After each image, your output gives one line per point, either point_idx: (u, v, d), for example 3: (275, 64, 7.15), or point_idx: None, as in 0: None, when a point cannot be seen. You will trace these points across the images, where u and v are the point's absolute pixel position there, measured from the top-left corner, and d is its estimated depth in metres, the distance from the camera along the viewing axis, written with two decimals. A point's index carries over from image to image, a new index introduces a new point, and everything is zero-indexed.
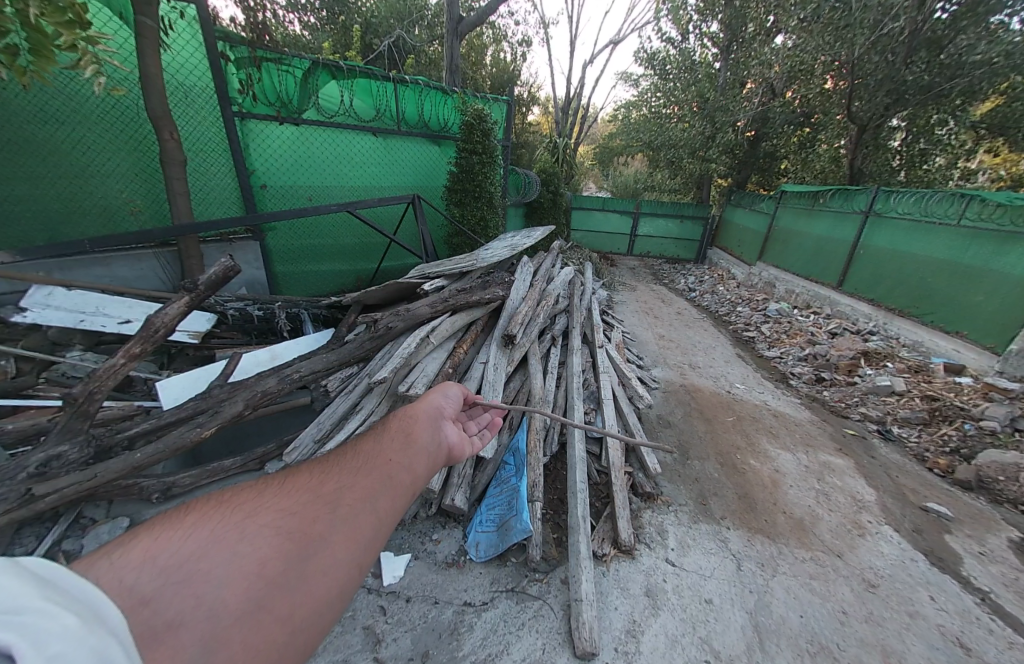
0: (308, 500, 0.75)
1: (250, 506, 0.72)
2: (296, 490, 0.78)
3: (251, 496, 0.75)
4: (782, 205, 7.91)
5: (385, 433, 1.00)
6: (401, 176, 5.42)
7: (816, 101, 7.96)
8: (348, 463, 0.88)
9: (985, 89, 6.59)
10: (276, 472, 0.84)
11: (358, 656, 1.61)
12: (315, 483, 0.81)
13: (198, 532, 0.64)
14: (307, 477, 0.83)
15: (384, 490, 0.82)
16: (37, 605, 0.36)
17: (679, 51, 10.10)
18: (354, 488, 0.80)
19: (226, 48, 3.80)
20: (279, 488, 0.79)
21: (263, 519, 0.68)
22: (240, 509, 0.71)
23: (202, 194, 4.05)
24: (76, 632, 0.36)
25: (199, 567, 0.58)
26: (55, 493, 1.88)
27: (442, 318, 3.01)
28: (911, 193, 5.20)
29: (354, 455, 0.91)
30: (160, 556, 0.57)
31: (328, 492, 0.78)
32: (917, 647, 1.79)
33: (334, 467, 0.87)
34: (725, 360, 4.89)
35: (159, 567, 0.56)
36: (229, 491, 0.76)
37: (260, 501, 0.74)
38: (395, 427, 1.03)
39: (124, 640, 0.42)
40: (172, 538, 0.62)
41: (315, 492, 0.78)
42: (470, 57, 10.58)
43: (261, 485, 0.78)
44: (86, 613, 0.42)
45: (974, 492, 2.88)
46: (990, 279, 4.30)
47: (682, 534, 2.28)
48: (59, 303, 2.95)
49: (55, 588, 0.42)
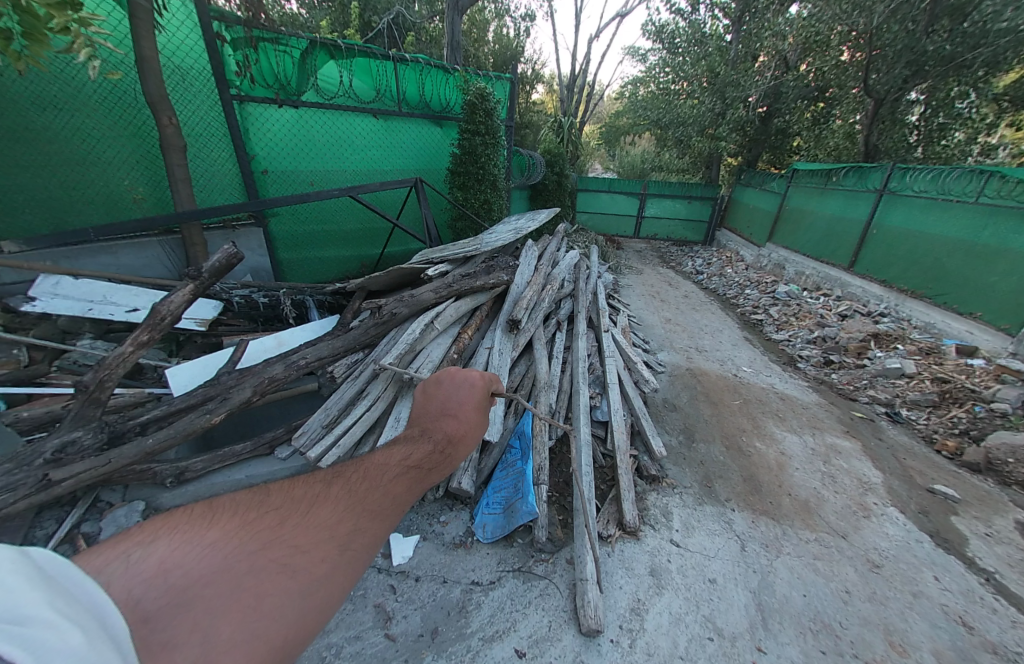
0: (321, 537, 0.67)
1: (268, 525, 0.67)
2: (316, 520, 0.70)
3: (273, 520, 0.68)
4: (794, 184, 7.69)
5: (418, 478, 0.88)
6: (403, 160, 5.31)
7: (830, 74, 7.67)
8: (375, 498, 0.78)
9: (1010, 59, 6.26)
10: (304, 491, 0.77)
11: (370, 632, 1.67)
12: (336, 517, 0.72)
13: (211, 551, 0.58)
14: (330, 505, 0.74)
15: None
16: (43, 615, 0.36)
17: (689, 23, 9.70)
18: (369, 534, 0.71)
19: (222, 28, 3.70)
20: (302, 515, 0.71)
21: (276, 549, 0.62)
22: (259, 532, 0.64)
23: (204, 180, 4.00)
24: (80, 649, 0.35)
25: (203, 592, 0.52)
26: (71, 479, 1.93)
27: (447, 303, 2.99)
28: (928, 170, 5.02)
29: (382, 489, 0.81)
30: (172, 569, 0.53)
31: (343, 532, 0.70)
32: (919, 626, 1.81)
33: (360, 496, 0.78)
34: (732, 343, 4.85)
35: (169, 585, 0.52)
36: (252, 506, 0.71)
37: (279, 521, 0.68)
38: (429, 471, 0.92)
39: (125, 649, 0.41)
40: (186, 552, 0.56)
41: (332, 528, 0.69)
42: (472, 34, 10.27)
43: (284, 502, 0.73)
44: (85, 620, 0.41)
45: (982, 474, 2.87)
46: (1006, 259, 4.19)
47: (687, 516, 2.30)
48: (68, 292, 2.98)
49: (53, 588, 0.41)
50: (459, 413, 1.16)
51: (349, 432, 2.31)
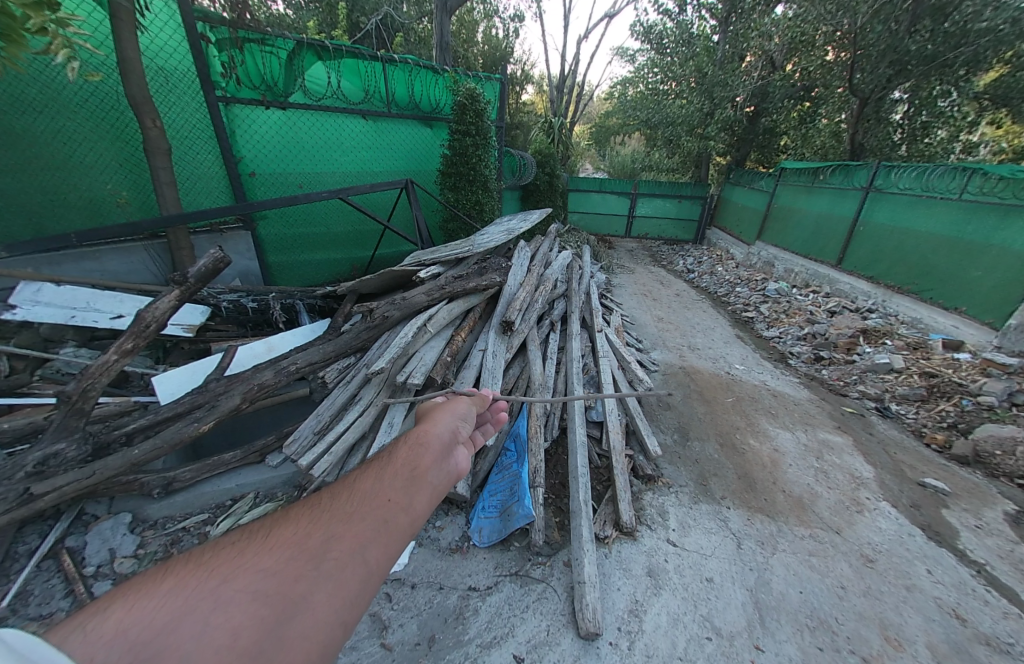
0: (291, 555, 0.66)
1: (231, 566, 0.63)
2: (281, 543, 0.69)
3: (233, 556, 0.65)
4: (782, 182, 7.79)
5: (385, 467, 0.90)
6: (394, 161, 5.27)
7: (816, 74, 7.76)
8: (342, 506, 0.79)
9: (989, 58, 6.43)
10: (265, 522, 0.74)
11: (365, 642, 1.63)
12: (304, 533, 0.71)
13: (173, 599, 0.54)
14: (295, 525, 0.73)
15: (380, 533, 0.73)
16: None
17: (677, 24, 9.77)
18: (345, 536, 0.70)
19: (206, 29, 3.63)
20: (264, 543, 0.69)
21: (239, 582, 0.60)
22: (220, 571, 0.62)
23: (190, 183, 3.93)
24: None
25: (169, 639, 0.48)
26: (54, 492, 1.86)
27: (439, 306, 2.96)
28: (913, 167, 5.11)
29: (350, 496, 0.82)
30: (131, 626, 0.48)
31: (313, 544, 0.69)
32: (914, 620, 1.82)
33: (328, 510, 0.77)
34: (724, 341, 4.89)
35: (129, 640, 0.46)
36: (209, 549, 0.66)
37: (241, 560, 0.65)
38: (395, 459, 0.93)
39: None
40: (139, 611, 0.51)
41: (299, 544, 0.68)
42: (461, 34, 10.25)
43: (246, 539, 0.69)
44: None
45: (971, 467, 2.91)
46: (990, 254, 4.27)
47: (683, 515, 2.30)
48: (49, 298, 2.88)
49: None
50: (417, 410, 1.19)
51: (342, 439, 2.25)
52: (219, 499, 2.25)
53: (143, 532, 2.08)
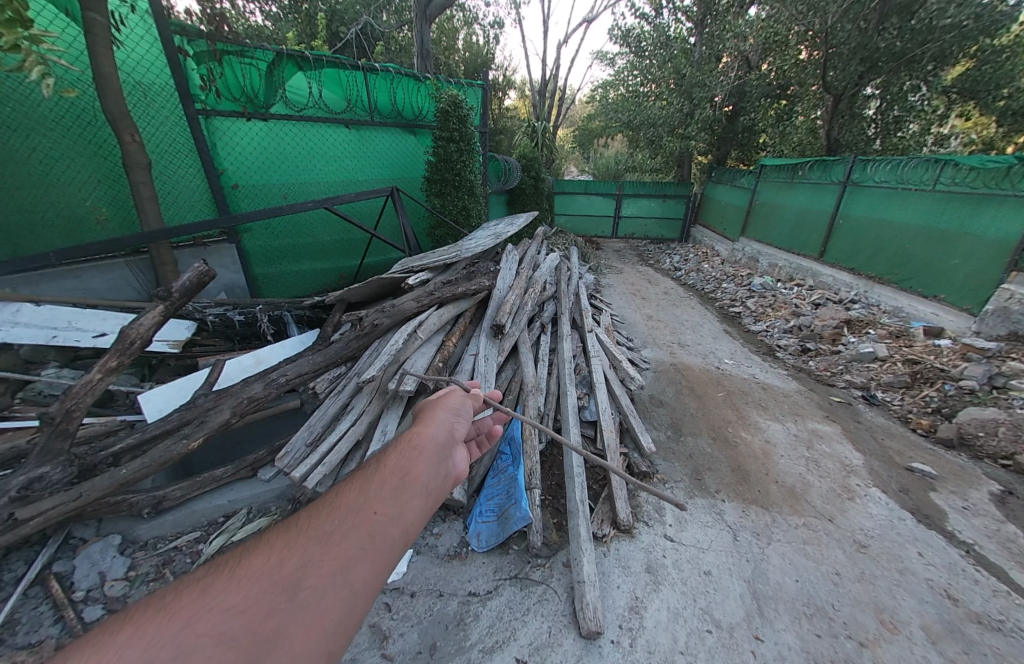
0: (263, 587, 0.64)
1: (197, 601, 0.60)
2: (252, 573, 0.67)
3: (195, 592, 0.62)
4: (763, 179, 7.95)
5: (371, 477, 0.90)
6: (378, 169, 5.26)
7: (791, 72, 7.96)
8: (323, 525, 0.78)
9: (956, 53, 6.68)
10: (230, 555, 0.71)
11: (366, 654, 1.61)
12: (277, 560, 0.69)
13: (128, 645, 0.50)
14: (269, 549, 0.72)
15: (365, 552, 0.73)
16: None
17: (654, 27, 9.96)
18: (323, 561, 0.70)
19: (184, 42, 3.59)
20: (231, 574, 0.66)
21: (205, 620, 0.57)
22: (178, 611, 0.58)
23: (171, 196, 3.87)
24: None
25: None
26: (38, 517, 1.80)
27: (429, 312, 2.96)
28: (888, 161, 5.26)
29: (331, 512, 0.81)
30: None
31: (291, 570, 0.68)
32: (907, 602, 1.85)
33: (306, 530, 0.77)
34: (713, 337, 4.95)
35: None
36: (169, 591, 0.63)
37: (208, 593, 0.62)
38: (384, 466, 0.94)
39: None
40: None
41: (274, 573, 0.67)
42: (441, 42, 10.32)
43: (214, 572, 0.67)
44: None
45: (956, 449, 2.99)
46: (963, 242, 4.40)
47: (679, 510, 2.33)
48: (29, 319, 2.80)
49: None
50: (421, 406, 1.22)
51: (335, 450, 2.22)
52: (211, 516, 2.22)
53: (134, 553, 2.04)
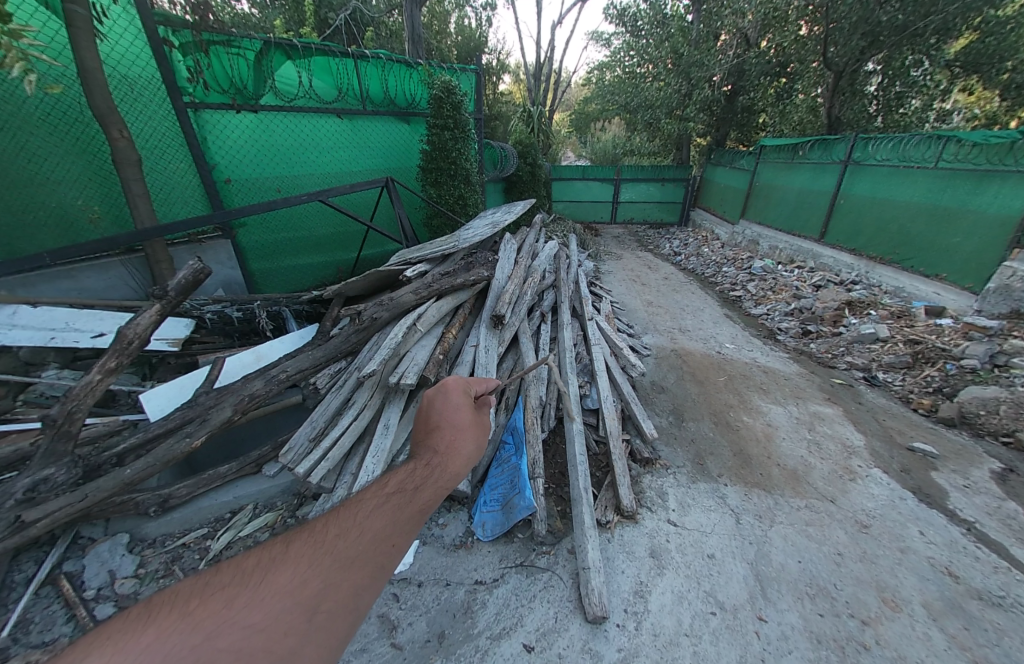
0: (281, 607, 0.63)
1: (218, 613, 0.60)
2: (277, 587, 0.66)
3: (221, 602, 0.62)
4: (762, 160, 7.84)
5: (399, 503, 0.88)
6: (372, 159, 5.17)
7: (791, 49, 7.79)
8: (345, 546, 0.76)
9: (960, 25, 6.51)
10: (257, 560, 0.71)
11: (375, 643, 1.63)
12: (298, 579, 0.68)
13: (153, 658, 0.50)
14: (293, 563, 0.71)
15: (376, 582, 0.72)
16: None
17: (650, 4, 9.69)
18: (340, 587, 0.70)
19: (168, 33, 3.50)
20: (254, 587, 0.66)
21: (225, 636, 0.57)
22: (203, 622, 0.58)
23: (163, 193, 3.81)
24: None
25: None
26: (46, 518, 1.81)
27: (428, 304, 2.93)
28: (889, 138, 5.17)
29: (356, 533, 0.80)
30: None
31: (309, 593, 0.67)
32: (908, 580, 1.87)
33: (328, 546, 0.76)
34: (713, 321, 4.94)
35: None
36: (198, 593, 0.63)
37: (230, 604, 0.62)
38: (412, 491, 0.92)
39: None
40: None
41: (294, 592, 0.66)
42: (433, 26, 10.08)
43: (240, 580, 0.67)
44: None
45: (957, 428, 2.99)
46: (965, 220, 4.35)
47: (682, 495, 2.34)
48: (26, 321, 2.78)
49: None
50: (453, 421, 1.19)
51: (338, 444, 2.22)
52: (218, 512, 2.23)
53: (143, 551, 2.05)
